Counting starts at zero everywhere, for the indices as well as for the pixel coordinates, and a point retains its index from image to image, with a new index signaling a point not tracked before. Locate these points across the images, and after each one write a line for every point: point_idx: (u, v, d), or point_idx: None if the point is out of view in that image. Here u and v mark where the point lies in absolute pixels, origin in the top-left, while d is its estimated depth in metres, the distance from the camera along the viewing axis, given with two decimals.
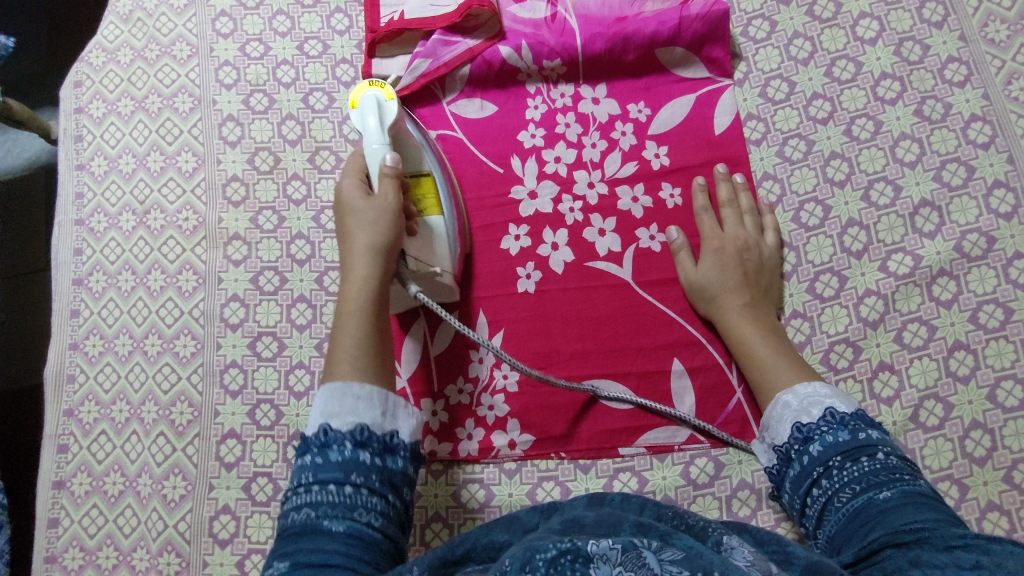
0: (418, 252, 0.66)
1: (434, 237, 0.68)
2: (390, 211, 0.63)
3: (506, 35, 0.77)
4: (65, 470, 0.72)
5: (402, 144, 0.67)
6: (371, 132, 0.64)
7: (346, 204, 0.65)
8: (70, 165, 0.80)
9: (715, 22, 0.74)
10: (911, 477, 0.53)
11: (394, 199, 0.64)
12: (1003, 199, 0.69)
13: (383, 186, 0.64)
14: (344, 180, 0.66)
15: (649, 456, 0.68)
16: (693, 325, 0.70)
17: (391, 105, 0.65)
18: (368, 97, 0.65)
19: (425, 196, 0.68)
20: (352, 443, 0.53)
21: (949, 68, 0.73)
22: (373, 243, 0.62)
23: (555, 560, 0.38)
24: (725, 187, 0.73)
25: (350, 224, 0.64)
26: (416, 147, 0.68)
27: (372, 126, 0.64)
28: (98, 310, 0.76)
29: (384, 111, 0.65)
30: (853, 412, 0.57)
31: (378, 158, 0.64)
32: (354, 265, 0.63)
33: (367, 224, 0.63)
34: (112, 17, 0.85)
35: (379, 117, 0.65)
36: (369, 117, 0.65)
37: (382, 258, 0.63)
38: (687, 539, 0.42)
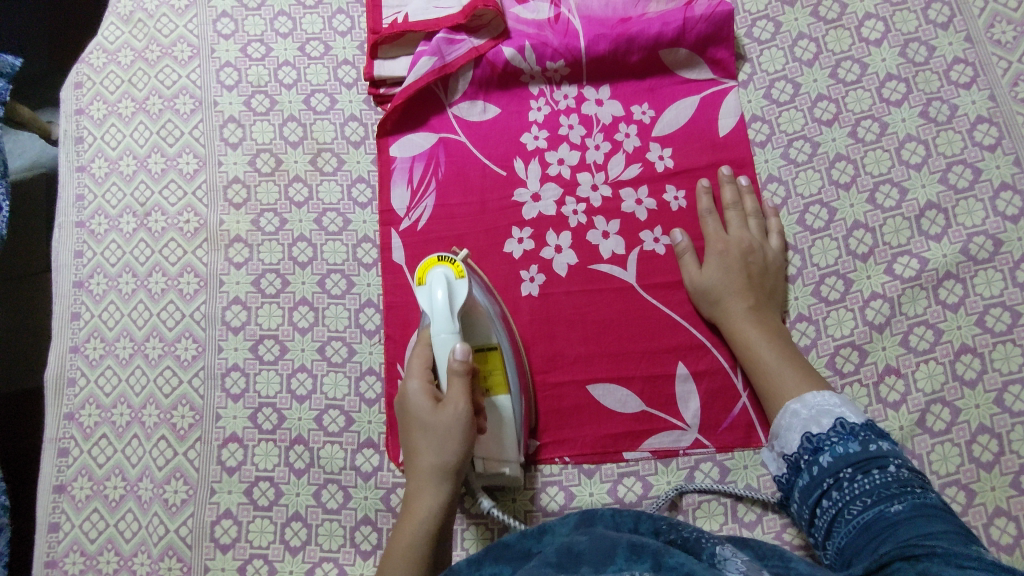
0: (486, 454, 0.64)
1: (502, 424, 0.64)
2: (461, 418, 0.60)
3: (510, 35, 0.76)
4: (66, 474, 0.71)
5: (472, 323, 0.64)
6: (439, 317, 0.61)
7: (411, 410, 0.61)
8: (71, 167, 0.80)
9: (720, 23, 0.74)
10: (922, 490, 0.53)
11: (465, 405, 0.61)
12: (1010, 201, 0.69)
13: (452, 389, 0.61)
14: (411, 381, 0.62)
15: (653, 460, 0.67)
16: (697, 329, 0.70)
17: (463, 284, 0.62)
18: (436, 275, 0.62)
19: (493, 377, 0.65)
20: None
21: (955, 69, 0.73)
22: (440, 461, 0.60)
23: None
24: (729, 189, 0.72)
25: (416, 434, 0.61)
26: (485, 321, 0.64)
27: (440, 310, 0.61)
28: (98, 313, 0.75)
29: (454, 292, 0.61)
30: (864, 423, 0.57)
31: (446, 351, 0.60)
32: (420, 489, 0.60)
33: (433, 440, 0.60)
34: (112, 18, 0.84)
35: (449, 293, 0.61)
36: (438, 295, 0.61)
37: (449, 476, 0.61)
38: (680, 554, 0.42)
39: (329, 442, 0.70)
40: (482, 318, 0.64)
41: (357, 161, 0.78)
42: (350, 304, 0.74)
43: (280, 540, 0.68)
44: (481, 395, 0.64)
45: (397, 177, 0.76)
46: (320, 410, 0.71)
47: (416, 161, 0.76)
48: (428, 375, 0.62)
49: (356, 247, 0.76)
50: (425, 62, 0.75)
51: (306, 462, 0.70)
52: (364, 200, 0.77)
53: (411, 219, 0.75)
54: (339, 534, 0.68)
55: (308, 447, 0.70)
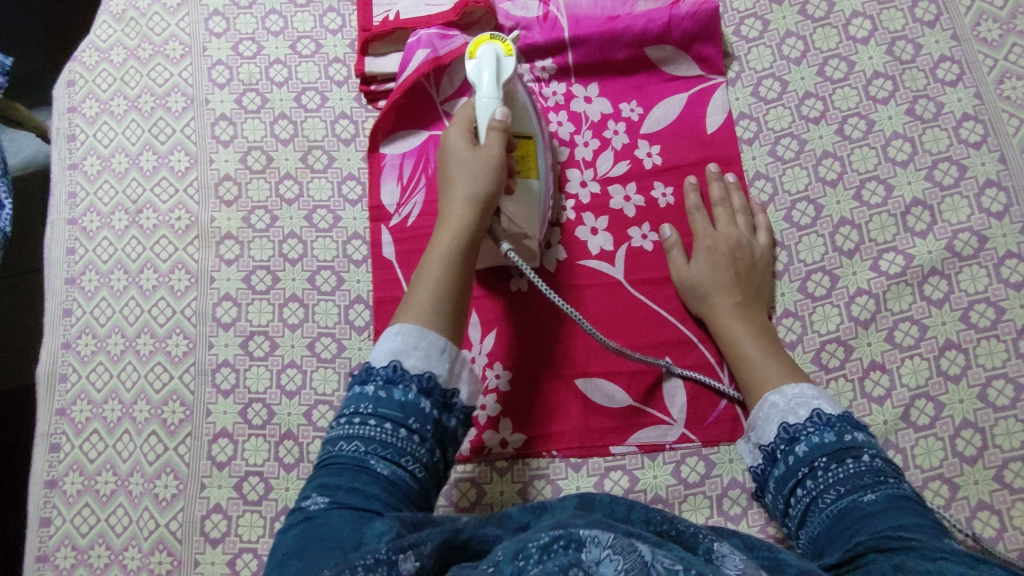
0: (514, 210, 0.68)
1: (530, 192, 0.69)
2: (493, 162, 0.64)
3: (501, 33, 0.77)
4: (57, 469, 0.72)
5: (513, 105, 0.69)
6: (485, 87, 0.66)
7: (449, 151, 0.67)
8: (63, 164, 0.80)
9: (707, 21, 0.74)
10: (895, 480, 0.54)
11: (498, 152, 0.65)
12: (995, 198, 0.69)
13: (489, 141, 0.65)
14: (451, 130, 0.68)
15: (640, 455, 0.68)
16: (684, 324, 0.70)
17: (509, 61, 0.68)
18: (486, 50, 0.67)
19: (526, 160, 0.69)
20: (418, 388, 0.55)
21: (942, 67, 0.73)
22: (473, 192, 0.64)
23: (547, 546, 0.40)
24: (717, 185, 0.73)
25: (453, 170, 0.65)
26: (524, 112, 0.70)
27: (487, 84, 0.66)
28: (90, 310, 0.76)
29: (500, 66, 0.67)
30: (839, 414, 0.58)
31: (488, 112, 0.66)
32: (451, 213, 0.64)
33: (469, 176, 0.64)
34: (105, 17, 0.85)
35: (495, 71, 0.67)
36: (486, 71, 0.67)
37: (478, 209, 0.64)
38: (679, 549, 0.43)
39: (318, 437, 0.71)
40: (519, 106, 0.69)
41: (347, 158, 0.79)
42: (340, 301, 0.74)
43: (269, 535, 0.69)
44: (516, 169, 0.68)
45: (387, 174, 0.77)
46: (310, 405, 0.72)
47: (406, 157, 0.77)
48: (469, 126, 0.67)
49: (346, 243, 0.76)
50: (415, 56, 0.76)
51: (295, 457, 0.70)
52: (354, 196, 0.77)
53: (401, 214, 0.76)
54: None
55: (297, 442, 0.71)
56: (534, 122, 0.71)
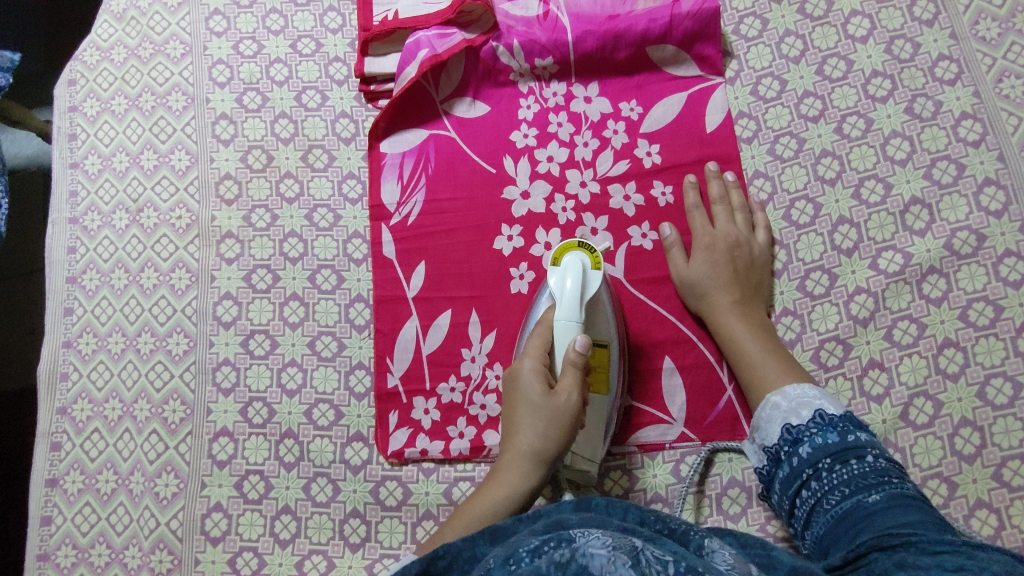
0: (582, 442, 0.65)
1: (599, 422, 0.66)
2: (564, 420, 0.62)
3: (499, 30, 0.77)
4: (59, 468, 0.72)
5: (593, 319, 0.66)
6: (567, 304, 0.64)
7: (523, 387, 0.64)
8: (64, 163, 0.81)
9: (706, 20, 0.74)
10: (899, 480, 0.54)
11: (575, 399, 0.63)
12: (993, 197, 0.69)
13: (565, 379, 0.63)
14: (525, 359, 0.65)
15: (640, 454, 0.68)
16: (684, 323, 0.70)
17: (596, 278, 0.65)
18: (574, 262, 0.65)
19: (599, 377, 0.66)
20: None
21: (940, 66, 0.74)
22: (533, 448, 0.63)
23: (537, 548, 0.40)
24: (716, 184, 0.73)
25: (521, 413, 0.63)
26: (605, 321, 0.66)
27: (569, 295, 0.64)
28: (91, 308, 0.76)
29: (587, 283, 0.65)
30: (842, 414, 0.58)
31: (566, 338, 0.63)
32: (511, 469, 0.63)
33: (539, 425, 0.63)
34: (106, 16, 0.85)
35: (578, 285, 0.64)
36: (569, 280, 0.64)
37: (539, 467, 0.63)
38: (668, 543, 0.43)
39: (318, 436, 0.71)
40: (603, 317, 0.66)
41: (347, 157, 0.79)
42: (340, 299, 0.75)
43: (269, 533, 0.69)
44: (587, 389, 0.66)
45: (387, 173, 0.77)
46: (310, 404, 0.72)
47: (406, 157, 0.77)
48: (545, 350, 0.64)
49: (346, 242, 0.76)
50: (415, 55, 0.76)
51: (296, 455, 0.71)
52: (355, 196, 0.78)
53: (401, 214, 0.76)
54: (328, 527, 0.69)
55: (297, 440, 0.71)
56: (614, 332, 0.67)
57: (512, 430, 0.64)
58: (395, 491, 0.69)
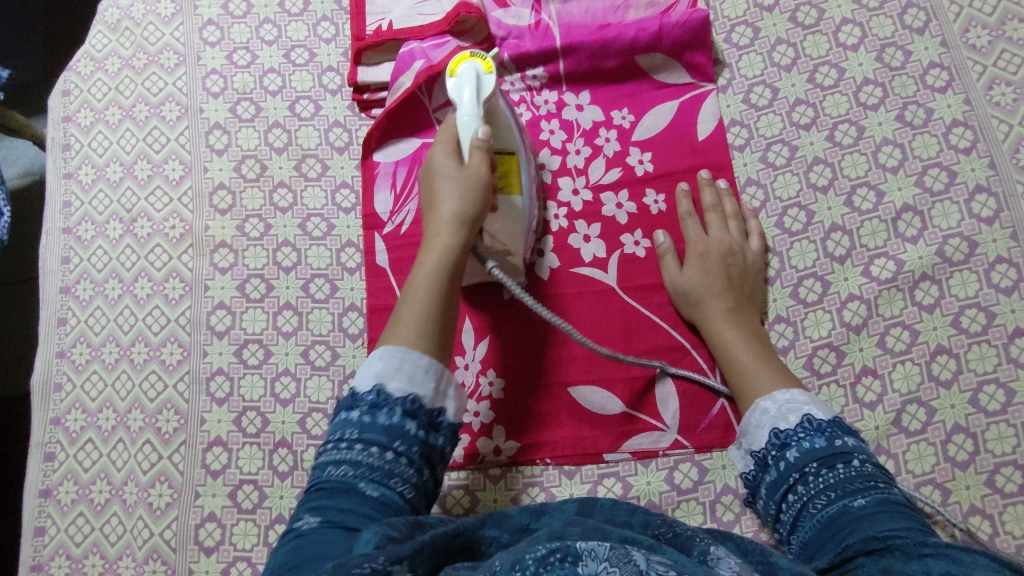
0: (497, 228, 0.68)
1: (516, 214, 0.69)
2: (479, 184, 0.65)
3: (492, 41, 0.78)
4: (52, 478, 0.72)
5: (495, 121, 0.68)
6: (465, 106, 0.65)
7: (435, 170, 0.66)
8: (58, 173, 0.81)
9: (697, 29, 0.75)
10: (886, 485, 0.54)
11: (485, 169, 0.65)
12: (984, 204, 0.69)
13: (473, 159, 0.65)
14: (436, 151, 0.67)
15: (633, 461, 0.68)
16: (677, 330, 0.71)
17: (490, 78, 0.67)
18: (467, 67, 0.66)
19: (510, 176, 0.69)
20: (402, 410, 0.56)
21: (931, 73, 0.74)
22: (456, 211, 0.64)
23: (543, 559, 0.39)
24: (708, 192, 0.73)
25: (438, 187, 0.65)
26: (506, 125, 0.69)
27: (467, 102, 0.65)
28: (84, 319, 0.76)
29: (482, 84, 0.66)
30: (830, 419, 0.58)
31: (469, 132, 0.65)
32: (439, 231, 0.64)
33: (456, 193, 0.64)
34: (100, 27, 0.85)
35: (476, 87, 0.66)
36: (467, 88, 0.66)
37: (463, 228, 0.64)
38: (673, 553, 0.43)
39: (312, 445, 0.71)
40: (503, 121, 0.69)
41: (341, 166, 0.79)
42: (334, 308, 0.75)
43: (263, 543, 0.69)
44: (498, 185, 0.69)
45: (381, 183, 0.77)
46: (303, 414, 0.72)
47: (400, 166, 0.77)
48: (452, 142, 0.66)
49: (340, 251, 0.76)
50: (408, 65, 0.76)
51: (289, 465, 0.71)
52: (348, 205, 0.78)
53: (394, 223, 0.76)
54: None
55: (291, 450, 0.71)
56: (516, 135, 0.70)
57: (432, 212, 0.66)
58: None
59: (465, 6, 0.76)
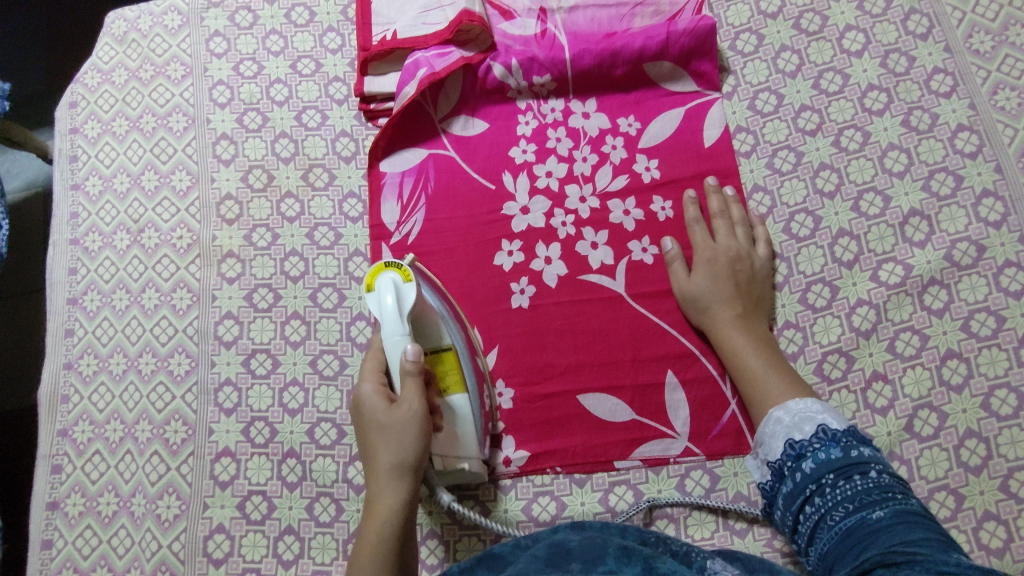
0: (442, 446, 0.64)
1: (457, 422, 0.65)
2: (416, 419, 0.59)
3: (496, 50, 0.78)
4: (59, 490, 0.71)
5: (423, 327, 0.65)
6: (390, 320, 0.61)
7: (366, 415, 0.61)
8: (65, 185, 0.81)
9: (702, 37, 0.75)
10: (903, 495, 0.54)
11: (419, 403, 0.60)
12: (992, 208, 0.70)
13: (406, 391, 0.60)
14: (364, 386, 0.62)
15: (644, 469, 0.67)
16: (686, 337, 0.70)
17: (411, 288, 0.63)
18: (386, 279, 0.62)
19: (447, 377, 0.65)
20: None
21: (935, 79, 0.74)
22: (399, 462, 0.59)
23: None
24: (715, 198, 0.73)
25: (375, 440, 0.60)
26: (437, 323, 0.66)
27: (390, 312, 0.61)
28: (92, 330, 0.76)
29: (404, 295, 0.62)
30: (845, 429, 0.58)
31: (398, 351, 0.61)
32: (380, 494, 0.59)
33: (392, 445, 0.59)
34: (107, 39, 0.86)
35: (397, 298, 0.62)
36: (387, 296, 0.62)
37: (408, 478, 0.59)
38: (671, 563, 0.46)
39: (321, 455, 0.71)
40: (434, 319, 0.65)
41: (347, 176, 0.79)
42: (342, 318, 0.75)
43: (273, 554, 0.68)
44: (436, 394, 0.65)
45: (387, 193, 0.77)
46: (312, 423, 0.72)
47: (405, 176, 0.77)
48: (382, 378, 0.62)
49: (347, 260, 0.76)
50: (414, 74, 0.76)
51: (298, 475, 0.70)
52: (355, 214, 0.78)
53: (401, 233, 0.76)
54: (332, 547, 0.68)
55: (300, 460, 0.71)
56: (452, 332, 0.67)
57: (371, 466, 0.60)
58: None
59: (468, 15, 0.75)
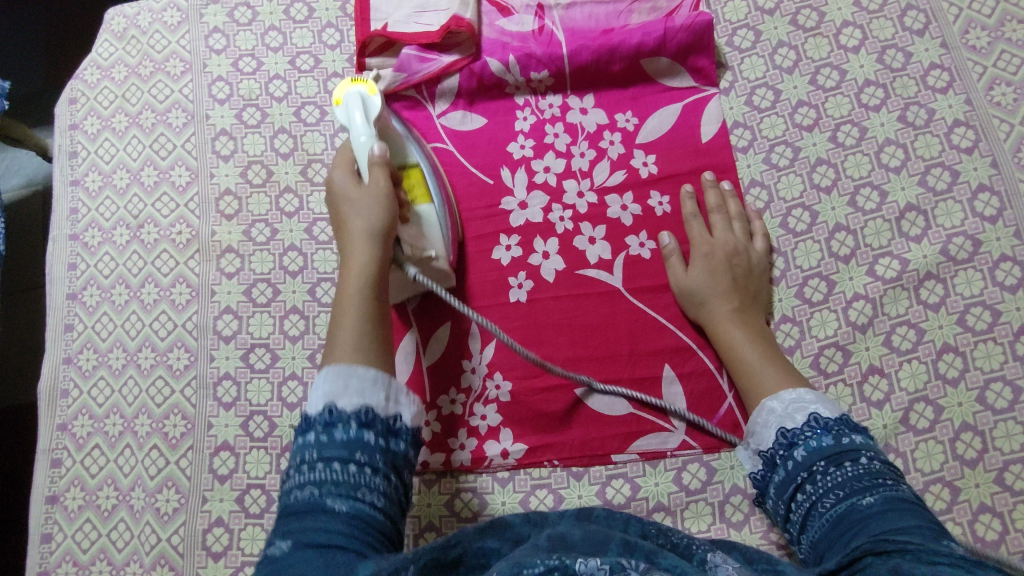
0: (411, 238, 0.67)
1: (426, 222, 0.68)
2: (383, 198, 0.65)
3: (480, 56, 0.77)
4: (59, 484, 0.72)
5: (389, 140, 0.69)
6: (357, 130, 0.66)
7: (340, 200, 0.66)
8: (65, 181, 0.81)
9: (699, 33, 0.75)
10: (893, 482, 0.54)
11: (385, 185, 0.65)
12: (987, 203, 0.70)
13: (373, 175, 0.65)
14: (337, 180, 0.67)
15: (641, 462, 0.68)
16: (683, 331, 0.71)
17: (376, 100, 0.67)
18: (353, 94, 0.67)
19: (414, 186, 0.69)
20: (358, 423, 0.55)
21: (932, 74, 0.75)
22: (369, 227, 0.64)
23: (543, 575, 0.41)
24: (712, 192, 0.74)
25: (347, 213, 0.65)
26: (401, 140, 0.70)
27: (359, 125, 0.66)
28: (91, 324, 0.76)
29: (369, 107, 0.67)
30: (837, 417, 0.58)
31: (366, 153, 0.66)
32: (353, 253, 0.63)
33: (362, 212, 0.64)
34: (106, 35, 0.86)
35: (364, 110, 0.66)
36: (355, 113, 0.66)
37: (380, 243, 0.64)
38: (672, 558, 0.45)
39: None
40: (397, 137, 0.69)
41: None
42: None
43: None
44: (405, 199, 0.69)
45: None
46: None
47: None
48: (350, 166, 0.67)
49: None
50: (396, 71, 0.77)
51: None
52: None
53: None
54: None
55: None
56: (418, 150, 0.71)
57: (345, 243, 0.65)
58: None
59: (457, 21, 0.75)
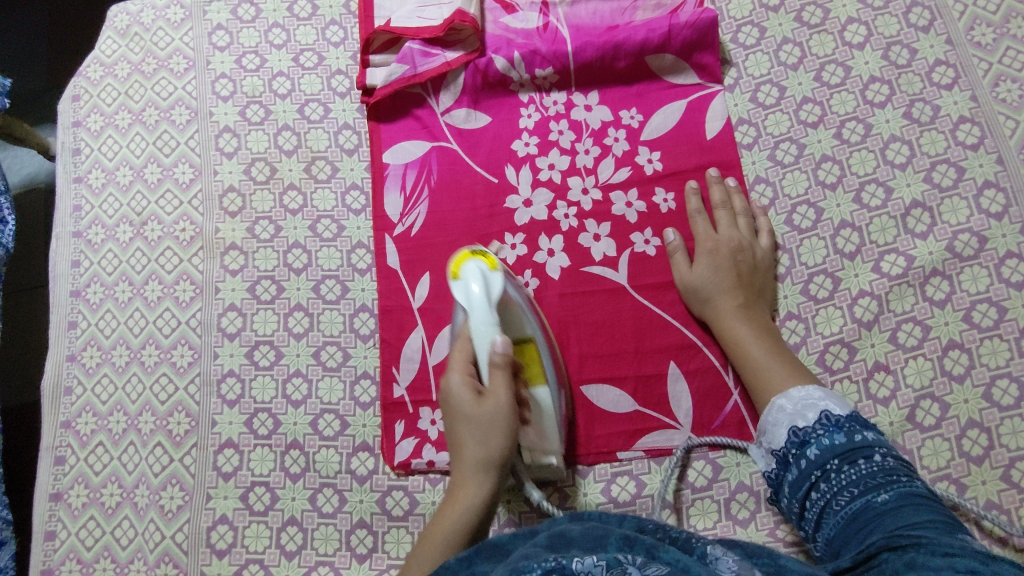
0: (528, 444, 0.65)
1: (543, 414, 0.65)
2: (502, 417, 0.61)
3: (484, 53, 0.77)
4: (62, 482, 0.72)
5: (507, 317, 0.66)
6: (478, 310, 0.63)
7: (453, 403, 0.63)
8: (68, 178, 0.81)
9: (704, 29, 0.75)
10: (907, 479, 0.54)
11: (506, 398, 0.62)
12: (993, 199, 0.70)
13: (495, 382, 0.63)
14: (453, 376, 0.64)
15: (647, 459, 0.68)
16: (689, 328, 0.70)
17: (496, 276, 0.65)
18: (472, 268, 0.65)
19: (530, 368, 0.66)
20: None
21: (937, 71, 0.74)
22: (484, 456, 0.61)
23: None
24: (718, 189, 0.74)
25: (460, 430, 0.62)
26: (521, 314, 0.66)
27: (478, 302, 0.63)
28: (95, 322, 0.76)
29: (489, 284, 0.64)
30: (848, 414, 0.58)
31: (487, 343, 0.63)
32: (465, 484, 0.61)
33: (477, 433, 0.62)
34: (109, 32, 0.86)
35: (483, 287, 0.64)
36: (473, 288, 0.64)
37: (494, 472, 0.61)
38: (673, 551, 0.44)
39: (324, 446, 0.71)
40: (518, 312, 0.66)
41: (350, 168, 0.79)
42: (345, 309, 0.75)
43: (276, 545, 0.68)
44: (521, 386, 0.66)
45: (390, 184, 0.77)
46: (315, 415, 0.72)
47: (409, 168, 0.77)
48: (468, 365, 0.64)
49: (350, 252, 0.76)
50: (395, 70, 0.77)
51: (301, 466, 0.70)
52: (358, 206, 0.78)
53: (404, 225, 0.76)
54: (334, 538, 0.68)
55: (303, 451, 0.71)
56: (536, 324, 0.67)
57: (456, 450, 0.63)
58: (402, 501, 0.69)
59: (462, 15, 0.75)
